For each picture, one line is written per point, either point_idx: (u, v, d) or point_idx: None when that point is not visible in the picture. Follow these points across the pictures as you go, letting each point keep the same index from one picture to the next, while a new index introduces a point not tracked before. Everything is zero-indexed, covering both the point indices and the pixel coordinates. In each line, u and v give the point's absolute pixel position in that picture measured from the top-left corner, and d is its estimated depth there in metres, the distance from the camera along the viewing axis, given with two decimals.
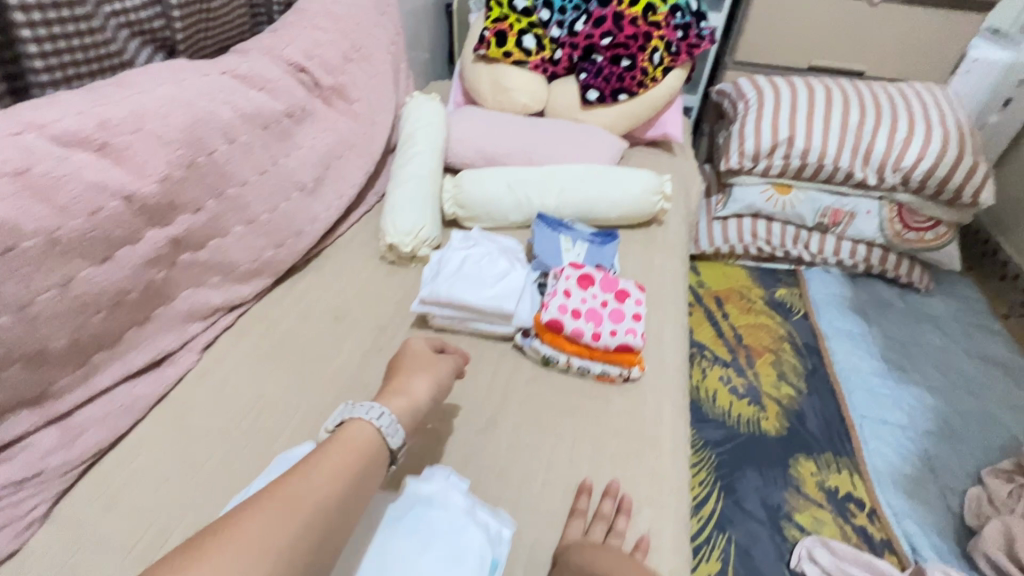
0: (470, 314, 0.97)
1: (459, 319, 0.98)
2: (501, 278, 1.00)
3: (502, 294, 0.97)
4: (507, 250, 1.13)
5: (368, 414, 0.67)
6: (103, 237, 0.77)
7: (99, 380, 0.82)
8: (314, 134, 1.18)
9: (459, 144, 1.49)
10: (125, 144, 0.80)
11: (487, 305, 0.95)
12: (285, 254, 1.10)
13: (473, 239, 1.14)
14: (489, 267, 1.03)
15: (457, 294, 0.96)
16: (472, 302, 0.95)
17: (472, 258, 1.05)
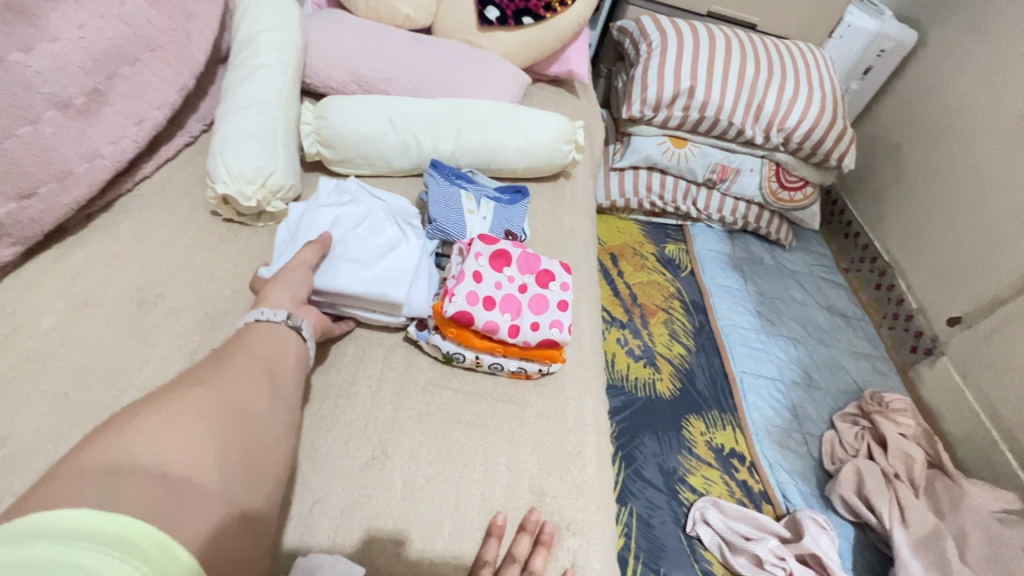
0: (348, 302, 0.74)
1: (338, 306, 0.75)
2: (387, 253, 0.77)
3: (390, 277, 0.74)
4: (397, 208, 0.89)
5: (245, 316, 0.66)
6: None
7: None
8: (79, 20, 0.78)
9: (323, 61, 1.14)
10: None
11: (371, 293, 0.72)
12: (41, 210, 0.74)
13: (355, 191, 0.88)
14: (372, 238, 0.79)
15: (326, 279, 0.72)
16: (349, 290, 0.71)
17: (346, 222, 0.80)
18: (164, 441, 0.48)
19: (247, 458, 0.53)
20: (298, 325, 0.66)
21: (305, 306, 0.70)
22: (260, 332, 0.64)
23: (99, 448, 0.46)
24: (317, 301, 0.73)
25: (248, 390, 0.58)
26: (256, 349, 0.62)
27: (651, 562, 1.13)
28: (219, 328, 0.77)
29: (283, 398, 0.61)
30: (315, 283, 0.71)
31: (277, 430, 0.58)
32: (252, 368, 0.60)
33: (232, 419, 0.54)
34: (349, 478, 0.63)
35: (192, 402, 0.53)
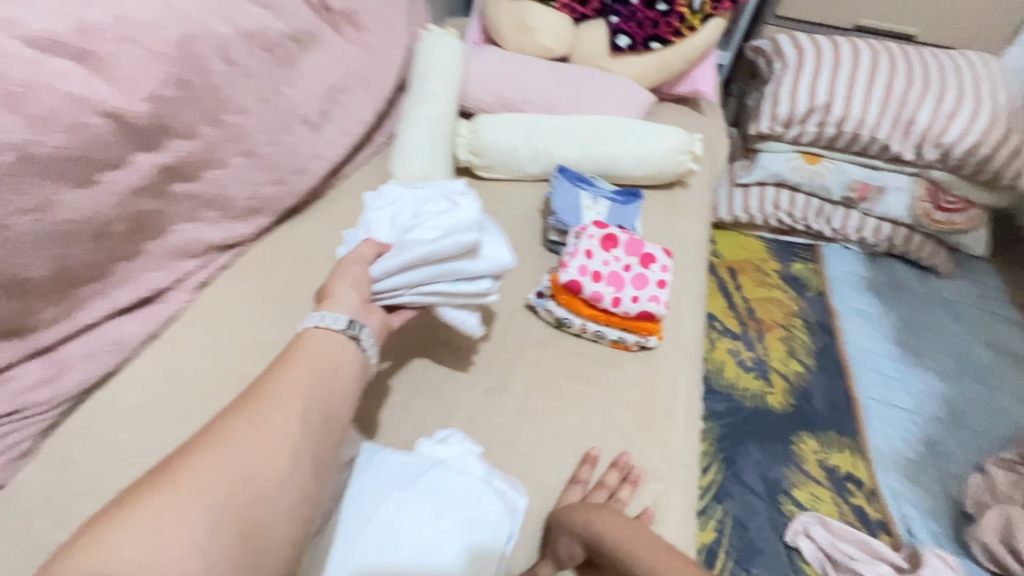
0: (418, 278, 0.75)
1: (411, 289, 0.76)
2: (444, 215, 0.79)
3: (456, 231, 0.76)
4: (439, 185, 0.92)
5: (306, 319, 0.67)
6: (84, 156, 0.66)
7: (86, 315, 0.73)
8: (321, 65, 1.06)
9: (478, 87, 1.37)
10: (108, 54, 0.69)
11: (441, 247, 0.73)
12: (287, 192, 0.98)
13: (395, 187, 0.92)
14: (424, 211, 0.83)
15: (395, 258, 0.74)
16: (415, 254, 0.73)
17: (399, 214, 0.84)
18: (153, 533, 0.45)
19: (246, 542, 0.49)
20: (357, 335, 0.67)
21: (368, 311, 0.71)
22: (304, 353, 0.63)
23: (94, 537, 0.44)
24: (385, 291, 0.75)
25: (264, 453, 0.54)
26: (286, 393, 0.59)
27: (743, 561, 1.14)
28: None
29: (303, 460, 0.56)
30: (377, 273, 0.73)
31: (291, 498, 0.54)
32: (275, 423, 0.56)
33: (239, 494, 0.50)
34: (477, 401, 0.81)
35: (198, 474, 0.50)
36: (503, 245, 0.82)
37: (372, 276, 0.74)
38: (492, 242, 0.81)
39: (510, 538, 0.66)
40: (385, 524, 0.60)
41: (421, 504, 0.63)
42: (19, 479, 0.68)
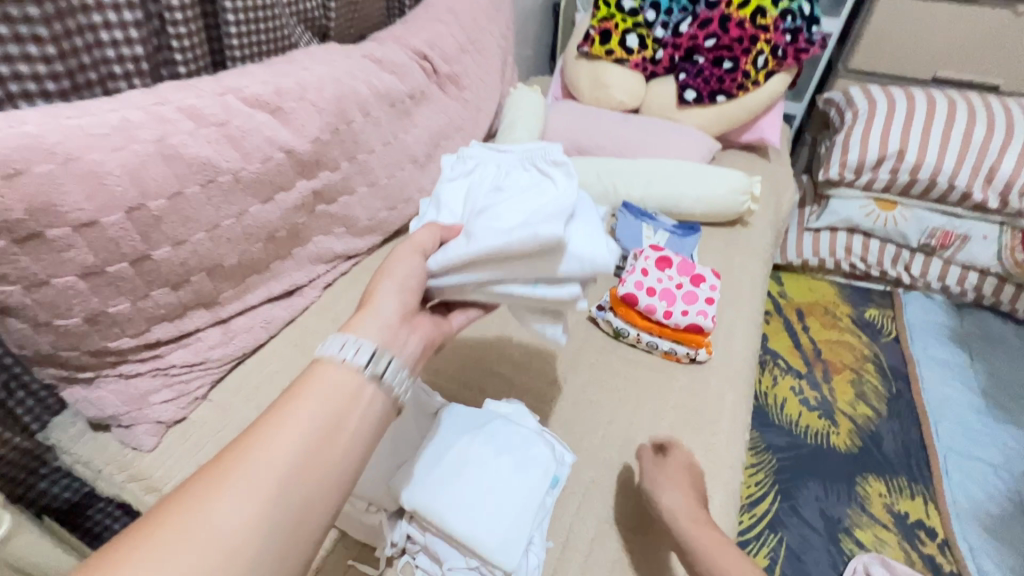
0: (484, 272, 0.73)
1: (476, 282, 0.74)
2: (526, 202, 0.74)
3: (534, 220, 0.71)
4: (527, 156, 0.85)
5: (327, 342, 0.62)
6: (269, 180, 0.88)
7: (251, 298, 0.95)
8: (430, 116, 1.28)
9: (555, 134, 1.57)
10: (291, 108, 0.91)
11: (512, 241, 0.69)
12: (395, 217, 1.21)
13: (479, 159, 0.87)
14: (505, 189, 0.78)
15: (462, 247, 0.71)
16: (483, 246, 0.69)
17: (478, 192, 0.81)
18: None
19: None
20: (378, 374, 0.61)
21: (401, 332, 0.66)
22: (312, 394, 0.58)
23: None
24: (447, 283, 0.74)
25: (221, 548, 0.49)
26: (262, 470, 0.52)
27: None
28: None
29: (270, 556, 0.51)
30: (436, 264, 0.72)
31: None
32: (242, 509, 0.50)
33: None
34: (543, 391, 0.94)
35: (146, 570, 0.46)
36: (590, 239, 0.75)
37: (431, 266, 0.72)
38: (579, 234, 0.75)
39: (556, 482, 0.73)
40: (462, 452, 0.69)
41: (484, 448, 0.70)
42: (193, 417, 0.87)
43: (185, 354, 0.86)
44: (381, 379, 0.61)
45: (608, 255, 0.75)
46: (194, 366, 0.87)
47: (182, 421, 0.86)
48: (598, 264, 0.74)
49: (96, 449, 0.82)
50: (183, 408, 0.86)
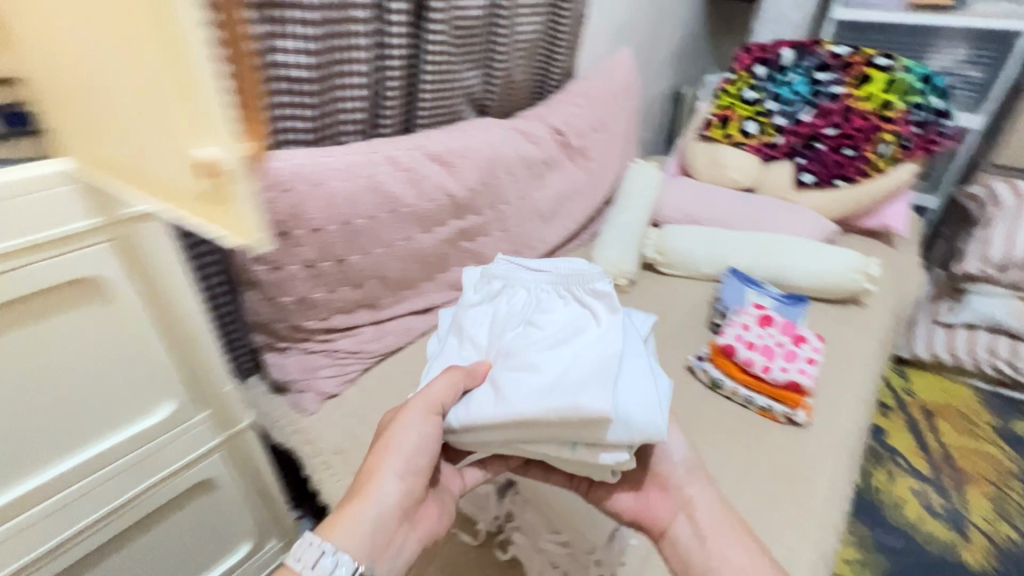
0: (510, 435, 0.67)
1: (507, 439, 0.68)
2: (566, 356, 0.69)
3: (572, 383, 0.65)
4: (562, 285, 0.81)
5: (302, 540, 0.59)
6: (431, 214, 1.11)
7: (399, 307, 1.15)
8: (558, 180, 1.49)
9: (668, 205, 1.69)
10: (456, 163, 1.15)
11: (546, 410, 0.63)
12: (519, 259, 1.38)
13: (509, 283, 0.83)
14: (539, 330, 0.74)
15: (495, 406, 0.66)
16: (511, 412, 0.64)
17: (506, 331, 0.77)
18: None
19: None
20: None
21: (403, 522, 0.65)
22: None
23: None
24: (470, 438, 0.69)
25: None
26: None
27: None
28: None
29: None
30: (456, 423, 0.68)
31: None
32: None
33: None
34: None
35: None
36: (640, 397, 0.67)
37: (451, 422, 0.69)
38: (627, 390, 0.67)
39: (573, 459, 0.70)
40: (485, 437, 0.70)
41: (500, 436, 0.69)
42: (343, 395, 1.06)
43: (347, 343, 1.07)
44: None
45: (658, 414, 0.66)
46: (352, 354, 1.08)
47: (335, 397, 1.05)
48: (649, 428, 0.65)
49: (274, 408, 1.05)
50: (338, 385, 1.06)
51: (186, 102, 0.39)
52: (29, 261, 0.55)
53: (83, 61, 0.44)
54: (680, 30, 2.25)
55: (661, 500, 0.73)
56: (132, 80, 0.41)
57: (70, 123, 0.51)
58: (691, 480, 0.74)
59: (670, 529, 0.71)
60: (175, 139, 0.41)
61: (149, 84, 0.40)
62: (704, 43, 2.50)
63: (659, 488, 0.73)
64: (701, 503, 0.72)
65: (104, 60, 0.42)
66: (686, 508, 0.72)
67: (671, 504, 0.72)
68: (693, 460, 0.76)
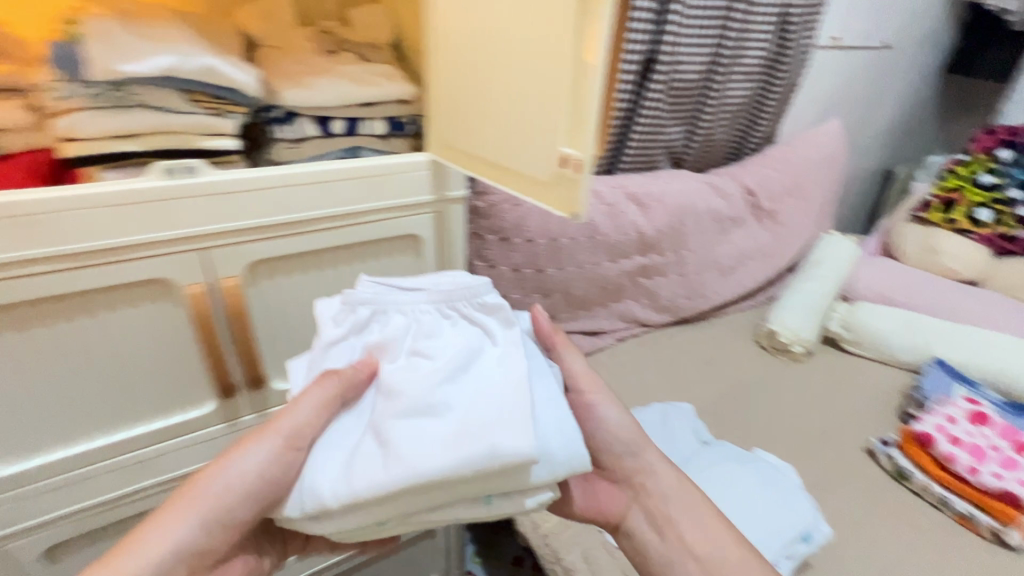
0: (399, 507, 0.49)
1: (384, 510, 0.49)
2: (460, 387, 0.51)
3: (478, 421, 0.48)
4: (442, 299, 0.59)
5: None
6: (618, 245, 1.21)
7: (569, 325, 1.23)
8: (743, 238, 1.45)
9: (863, 281, 1.53)
10: (651, 206, 1.24)
11: (455, 462, 0.46)
12: (690, 306, 1.37)
13: (377, 305, 0.59)
14: (428, 362, 0.53)
15: (369, 475, 0.47)
16: (410, 473, 0.45)
17: (376, 364, 0.55)
18: None
19: None
20: None
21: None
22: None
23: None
24: (346, 520, 0.49)
25: None
26: None
27: None
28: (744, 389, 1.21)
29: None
30: (328, 503, 0.47)
31: None
32: None
33: None
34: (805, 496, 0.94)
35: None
36: (559, 419, 0.52)
37: (319, 503, 0.48)
38: (542, 415, 0.52)
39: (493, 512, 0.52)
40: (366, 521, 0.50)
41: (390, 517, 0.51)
42: None
43: None
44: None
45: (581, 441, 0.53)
46: None
47: None
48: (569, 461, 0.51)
49: None
50: None
51: (580, 112, 0.49)
52: (384, 214, 0.70)
53: (490, 42, 0.55)
54: (900, 103, 2.08)
55: (609, 488, 0.69)
56: (528, 79, 0.53)
57: (441, 86, 0.63)
58: (639, 460, 0.68)
59: (627, 520, 0.67)
60: (547, 132, 0.52)
61: (550, 89, 0.50)
62: (928, 120, 2.28)
63: (606, 479, 0.69)
64: (653, 488, 0.66)
65: (514, 50, 0.53)
66: (635, 494, 0.67)
67: (622, 497, 0.68)
68: (634, 437, 0.68)
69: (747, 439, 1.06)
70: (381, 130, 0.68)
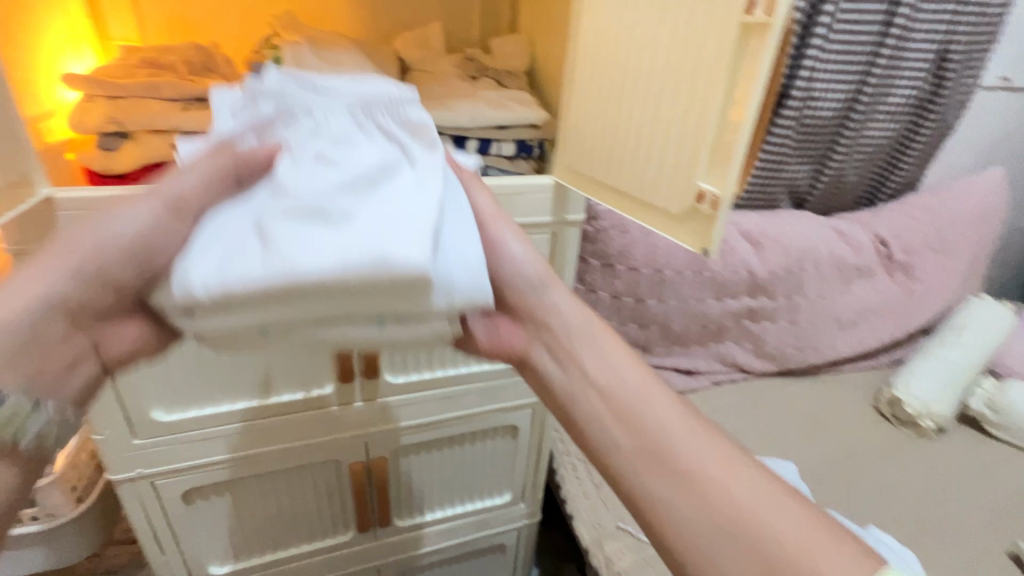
0: (268, 314, 0.38)
1: (249, 317, 0.37)
2: (364, 188, 0.40)
3: (387, 229, 0.38)
4: (359, 104, 0.46)
5: None
6: (724, 284, 1.15)
7: (662, 359, 1.19)
8: (870, 291, 1.31)
9: (1015, 359, 1.31)
10: (766, 248, 1.18)
11: (342, 265, 0.36)
12: (799, 357, 1.26)
13: (282, 103, 0.45)
14: (331, 160, 0.42)
15: (239, 263, 0.36)
16: (288, 270, 0.35)
17: (256, 151, 0.42)
18: None
19: None
20: None
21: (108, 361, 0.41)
22: None
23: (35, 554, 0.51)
24: (210, 324, 0.37)
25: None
26: None
27: None
28: (858, 457, 1.08)
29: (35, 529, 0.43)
30: (194, 296, 0.35)
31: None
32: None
33: None
34: None
35: None
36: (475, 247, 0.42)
37: (183, 294, 0.36)
38: (454, 238, 0.42)
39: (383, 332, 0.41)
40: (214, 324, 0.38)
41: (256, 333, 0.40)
42: None
43: None
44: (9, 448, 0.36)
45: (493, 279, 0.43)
46: None
47: None
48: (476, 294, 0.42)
49: None
50: None
51: (728, 144, 0.47)
52: None
53: (629, 56, 0.53)
54: None
55: (515, 327, 0.51)
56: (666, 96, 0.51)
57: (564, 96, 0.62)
58: (534, 280, 0.51)
59: (532, 360, 0.51)
60: (685, 156, 0.50)
61: (695, 110, 0.48)
62: None
63: (506, 315, 0.52)
64: (559, 325, 0.50)
65: (655, 67, 0.51)
66: (540, 326, 0.51)
67: (525, 334, 0.51)
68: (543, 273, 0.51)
69: (857, 514, 0.95)
70: (509, 152, 0.72)
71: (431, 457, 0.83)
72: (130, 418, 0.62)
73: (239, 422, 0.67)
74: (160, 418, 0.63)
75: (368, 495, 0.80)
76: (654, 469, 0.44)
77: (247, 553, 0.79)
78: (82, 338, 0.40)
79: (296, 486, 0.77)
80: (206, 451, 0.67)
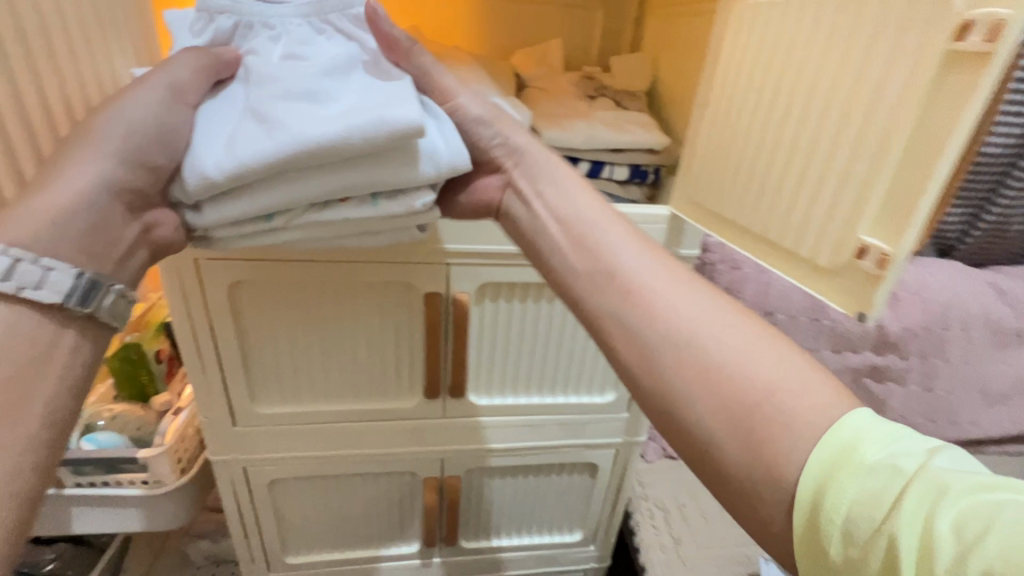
0: (274, 196, 0.40)
1: (255, 201, 0.41)
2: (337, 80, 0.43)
3: (373, 102, 0.40)
4: (312, 4, 0.47)
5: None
6: (847, 336, 1.01)
7: None
8: None
9: None
10: (901, 300, 1.02)
11: (342, 135, 0.38)
12: (931, 428, 1.08)
13: (238, 12, 0.47)
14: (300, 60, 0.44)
15: (245, 145, 0.38)
16: (295, 139, 0.37)
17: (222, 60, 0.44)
18: None
19: None
20: (101, 291, 0.37)
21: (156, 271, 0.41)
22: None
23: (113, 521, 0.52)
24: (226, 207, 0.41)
25: None
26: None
27: None
28: None
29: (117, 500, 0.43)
30: (213, 177, 0.38)
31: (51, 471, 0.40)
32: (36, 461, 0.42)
33: None
34: None
35: None
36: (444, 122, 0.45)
37: (201, 180, 0.38)
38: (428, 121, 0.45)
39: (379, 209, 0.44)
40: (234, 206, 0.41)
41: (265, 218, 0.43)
42: None
43: None
44: (95, 319, 0.38)
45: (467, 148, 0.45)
46: None
47: None
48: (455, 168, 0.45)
49: None
50: None
51: (910, 193, 0.39)
52: None
53: (788, 86, 0.47)
54: None
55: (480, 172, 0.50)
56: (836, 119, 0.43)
57: (705, 126, 0.56)
58: (503, 131, 0.49)
59: (505, 207, 0.49)
60: (850, 195, 0.43)
61: (873, 140, 0.41)
62: None
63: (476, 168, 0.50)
64: (526, 164, 0.47)
65: (821, 99, 0.44)
66: (509, 172, 0.48)
67: (494, 179, 0.49)
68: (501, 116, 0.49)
69: None
70: (622, 176, 0.68)
71: (504, 483, 0.81)
72: (233, 404, 0.65)
73: (330, 422, 0.69)
74: (262, 411, 0.66)
75: (438, 511, 0.79)
76: (608, 288, 0.40)
77: (321, 546, 0.81)
78: (135, 227, 0.40)
79: (371, 492, 0.77)
80: (294, 445, 0.70)
